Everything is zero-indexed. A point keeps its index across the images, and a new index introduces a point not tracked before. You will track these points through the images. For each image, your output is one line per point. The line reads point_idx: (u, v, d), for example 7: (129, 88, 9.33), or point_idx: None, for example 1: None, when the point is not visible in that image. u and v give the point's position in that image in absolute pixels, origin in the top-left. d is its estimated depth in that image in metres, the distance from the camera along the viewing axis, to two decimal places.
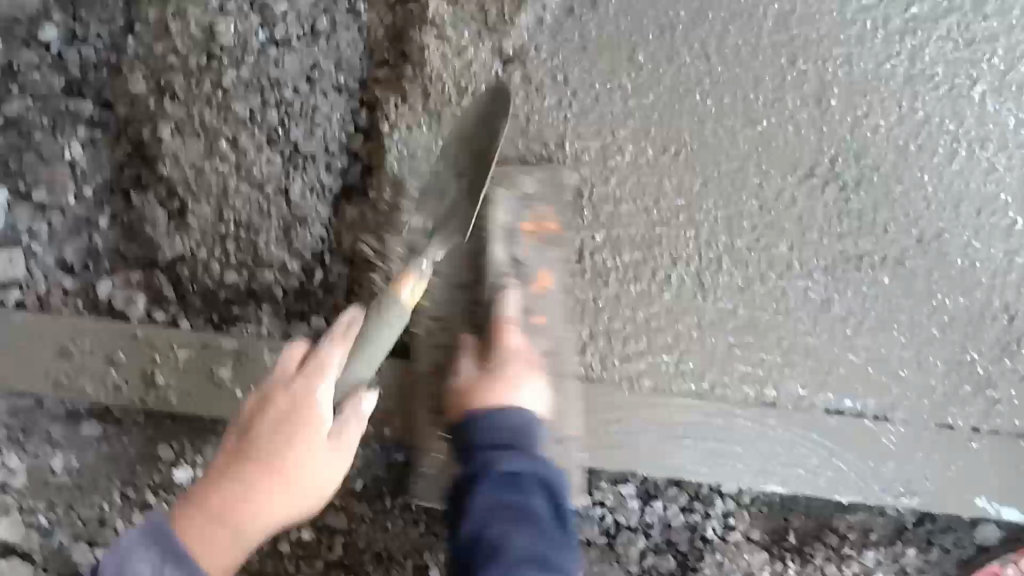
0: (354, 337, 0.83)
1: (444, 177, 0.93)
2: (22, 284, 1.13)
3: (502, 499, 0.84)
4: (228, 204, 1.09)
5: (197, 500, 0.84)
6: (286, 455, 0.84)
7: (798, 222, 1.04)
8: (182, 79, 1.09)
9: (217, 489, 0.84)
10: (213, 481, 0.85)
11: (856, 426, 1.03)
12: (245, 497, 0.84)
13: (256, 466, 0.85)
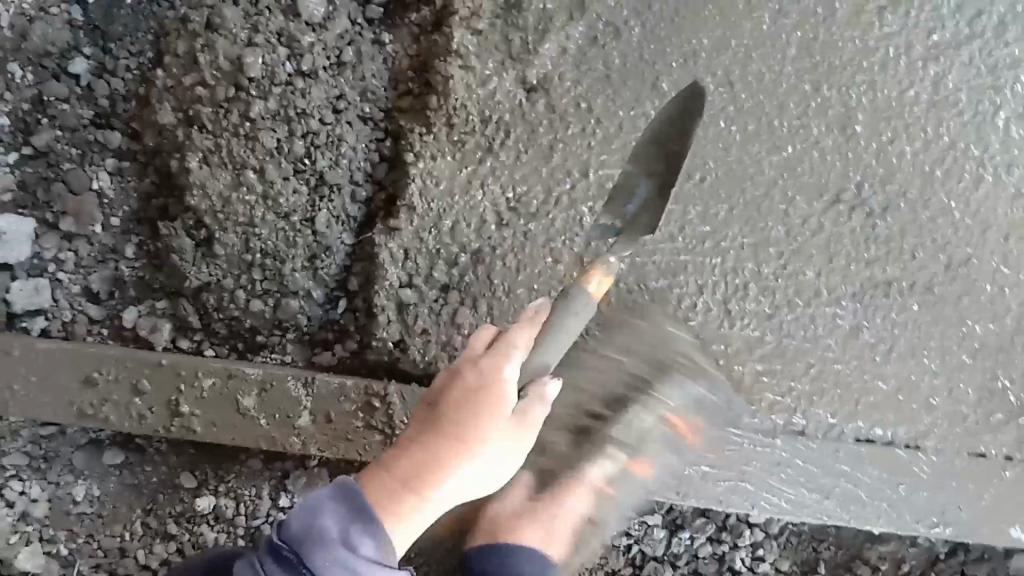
0: (543, 323, 0.81)
1: (634, 176, 0.91)
2: (49, 312, 1.15)
3: None
4: (254, 233, 1.08)
5: (383, 474, 0.78)
6: (475, 430, 0.77)
7: (825, 249, 1.04)
8: (210, 110, 1.08)
9: (408, 464, 0.78)
10: (403, 452, 0.79)
11: (883, 453, 1.02)
12: (427, 475, 0.77)
13: (440, 440, 0.78)
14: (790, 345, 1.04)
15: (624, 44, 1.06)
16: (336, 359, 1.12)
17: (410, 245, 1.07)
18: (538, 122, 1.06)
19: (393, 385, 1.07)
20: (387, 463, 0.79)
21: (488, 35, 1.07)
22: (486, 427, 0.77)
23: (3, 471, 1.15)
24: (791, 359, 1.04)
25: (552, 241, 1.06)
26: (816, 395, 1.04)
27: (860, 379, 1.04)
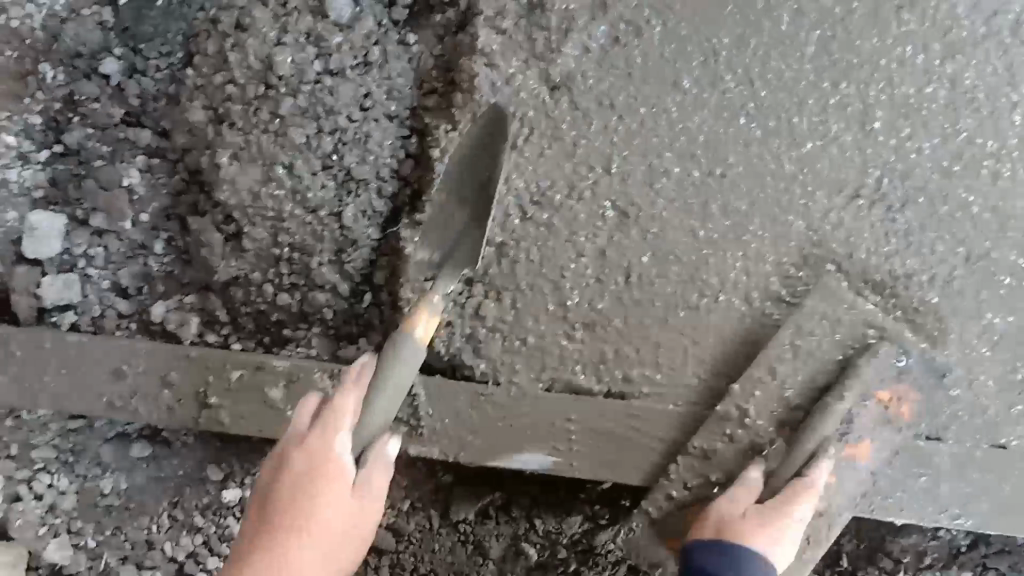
0: (368, 383, 0.83)
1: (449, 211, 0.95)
2: (79, 307, 1.17)
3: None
4: (282, 227, 1.11)
5: (766, 518, 0.89)
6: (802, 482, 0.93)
7: (845, 242, 1.05)
8: (241, 108, 1.11)
9: (779, 511, 0.89)
10: (775, 505, 0.90)
11: (907, 419, 1.00)
12: (782, 509, 0.89)
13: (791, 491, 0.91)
14: (818, 348, 1.01)
15: (646, 44, 1.08)
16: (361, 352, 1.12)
17: None
18: (562, 120, 1.08)
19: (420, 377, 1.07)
20: (765, 508, 0.90)
21: (512, 32, 1.09)
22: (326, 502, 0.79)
23: (32, 463, 1.17)
24: (809, 356, 1.01)
25: (574, 234, 1.07)
26: (829, 388, 1.00)
27: (880, 369, 1.00)
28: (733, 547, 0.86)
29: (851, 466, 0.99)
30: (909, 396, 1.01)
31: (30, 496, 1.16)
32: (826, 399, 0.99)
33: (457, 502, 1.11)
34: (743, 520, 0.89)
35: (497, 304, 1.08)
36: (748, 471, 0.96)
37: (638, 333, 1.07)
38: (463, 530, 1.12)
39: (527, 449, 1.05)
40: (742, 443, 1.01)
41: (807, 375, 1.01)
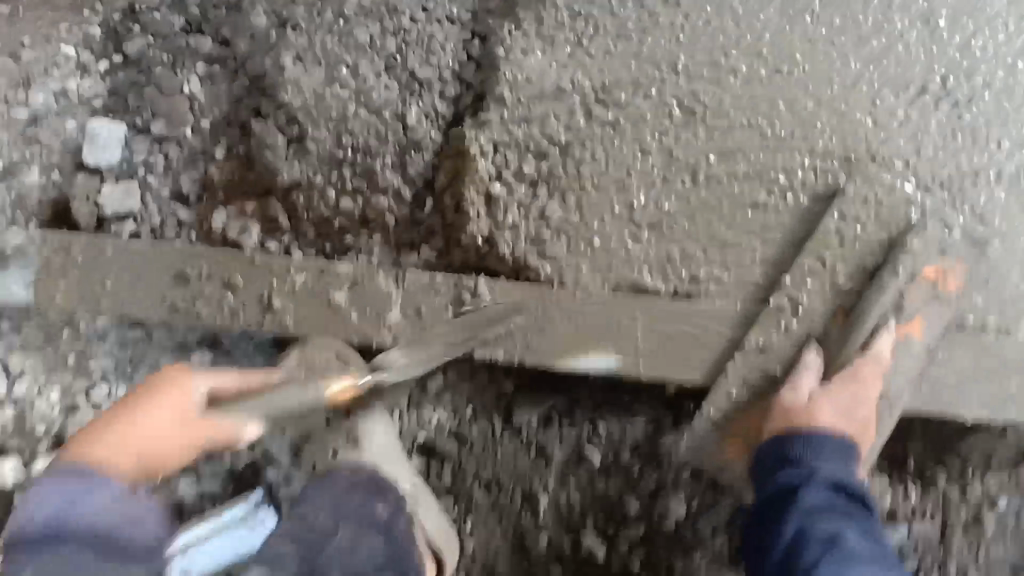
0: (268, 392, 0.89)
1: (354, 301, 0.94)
2: (138, 216, 1.18)
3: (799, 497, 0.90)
4: (346, 128, 1.11)
5: (836, 402, 0.97)
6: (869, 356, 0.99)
7: (912, 139, 1.04)
8: (305, 10, 1.12)
9: (854, 389, 0.97)
10: (839, 388, 0.98)
11: (953, 291, 1.01)
12: (861, 389, 0.97)
13: (859, 371, 0.98)
14: (865, 234, 1.02)
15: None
16: (423, 261, 1.13)
17: (498, 138, 1.09)
18: (626, 19, 1.08)
19: (484, 279, 1.09)
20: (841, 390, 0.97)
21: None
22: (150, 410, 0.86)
23: (90, 373, 1.20)
24: (857, 242, 1.02)
25: (639, 133, 1.07)
26: (880, 268, 1.01)
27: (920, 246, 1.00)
28: (815, 435, 0.94)
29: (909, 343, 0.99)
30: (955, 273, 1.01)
31: (87, 405, 1.19)
32: (878, 280, 1.00)
33: (522, 406, 1.12)
34: (816, 406, 0.96)
35: (562, 204, 1.08)
36: (808, 356, 1.01)
37: (704, 230, 1.07)
38: (528, 435, 1.12)
39: (592, 347, 1.06)
40: (798, 335, 1.02)
41: (854, 262, 1.02)
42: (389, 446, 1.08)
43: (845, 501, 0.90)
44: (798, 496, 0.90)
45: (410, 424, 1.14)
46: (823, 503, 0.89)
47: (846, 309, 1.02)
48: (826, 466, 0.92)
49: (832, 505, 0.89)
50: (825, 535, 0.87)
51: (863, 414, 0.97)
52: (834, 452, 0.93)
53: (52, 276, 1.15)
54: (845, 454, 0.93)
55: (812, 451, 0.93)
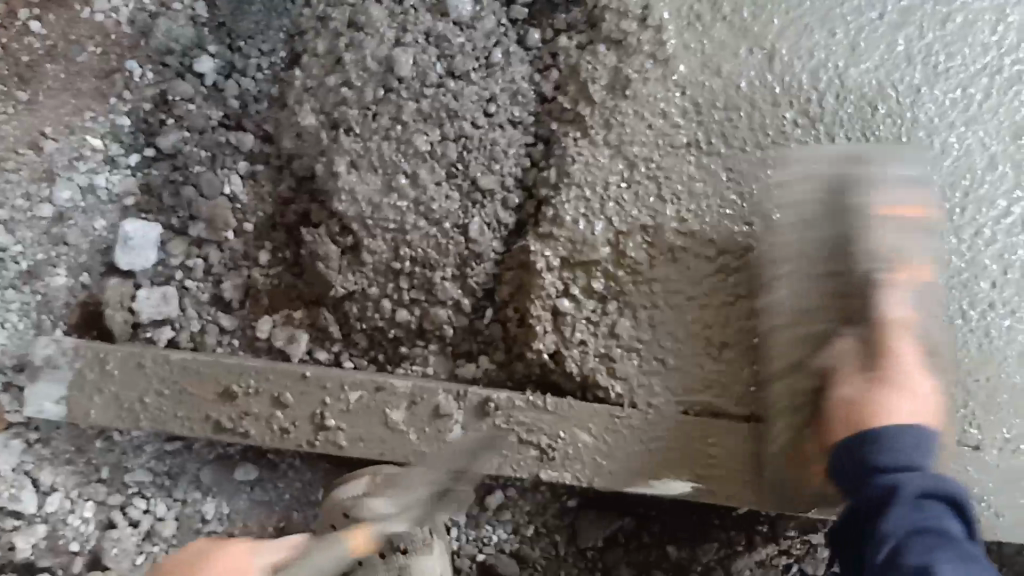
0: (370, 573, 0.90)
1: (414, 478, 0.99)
2: (176, 322, 1.12)
3: (924, 530, 0.76)
4: (404, 240, 1.06)
5: (864, 404, 0.91)
6: (883, 310, 0.94)
7: (999, 259, 1.01)
8: (358, 112, 1.05)
9: (902, 363, 0.93)
10: (868, 395, 0.92)
11: (921, 217, 0.97)
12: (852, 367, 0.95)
13: (887, 367, 0.93)
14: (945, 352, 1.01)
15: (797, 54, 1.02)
16: (482, 371, 1.09)
17: (564, 254, 1.03)
18: (697, 128, 1.03)
19: (548, 396, 1.04)
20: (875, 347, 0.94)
21: (633, 35, 1.03)
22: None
23: (125, 488, 1.13)
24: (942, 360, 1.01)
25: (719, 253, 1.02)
26: (962, 383, 1.01)
27: (853, 168, 0.97)
28: (898, 437, 0.85)
29: (922, 290, 0.96)
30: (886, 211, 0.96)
31: (125, 523, 1.12)
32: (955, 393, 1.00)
33: (583, 532, 1.08)
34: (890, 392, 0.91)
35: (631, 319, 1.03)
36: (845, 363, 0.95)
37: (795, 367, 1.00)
38: (592, 557, 1.09)
39: (732, 495, 1.00)
40: None
41: (802, 236, 0.98)
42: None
43: (959, 540, 0.75)
44: (886, 503, 0.79)
45: (470, 543, 1.09)
46: (891, 490, 0.80)
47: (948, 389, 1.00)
48: (915, 514, 0.77)
49: (925, 556, 0.73)
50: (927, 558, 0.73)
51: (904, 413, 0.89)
52: (925, 463, 0.84)
53: (87, 391, 1.06)
54: (921, 452, 0.84)
55: (880, 451, 0.85)
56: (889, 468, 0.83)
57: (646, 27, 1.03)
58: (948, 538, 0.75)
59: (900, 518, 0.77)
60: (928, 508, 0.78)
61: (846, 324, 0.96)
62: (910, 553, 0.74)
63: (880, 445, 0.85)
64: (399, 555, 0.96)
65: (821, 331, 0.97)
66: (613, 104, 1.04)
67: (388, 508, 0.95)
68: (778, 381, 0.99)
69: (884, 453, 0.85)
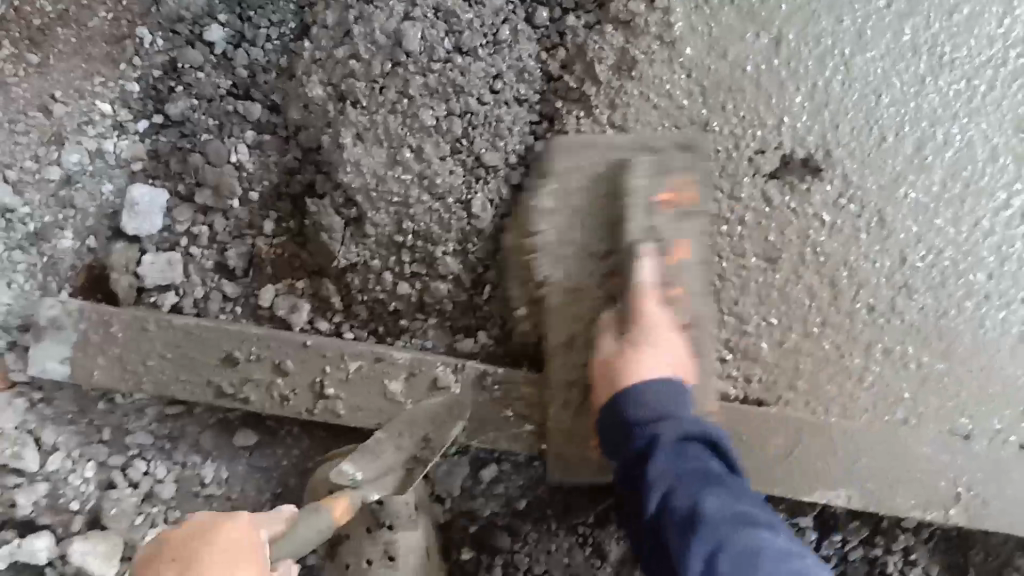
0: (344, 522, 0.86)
1: (382, 445, 0.98)
2: (180, 288, 1.13)
3: (678, 469, 0.84)
4: (407, 214, 1.07)
5: (621, 359, 0.94)
6: (635, 283, 0.95)
7: (997, 251, 1.02)
8: (365, 85, 1.06)
9: (643, 322, 0.95)
10: (624, 354, 0.94)
11: (695, 203, 0.99)
12: (616, 327, 0.97)
13: (635, 331, 0.95)
14: (937, 340, 1.02)
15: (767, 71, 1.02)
16: (481, 347, 1.10)
17: None
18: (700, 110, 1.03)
19: (546, 372, 1.05)
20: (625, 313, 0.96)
21: (641, 17, 1.04)
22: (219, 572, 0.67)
23: (127, 449, 1.15)
24: (935, 349, 1.02)
25: (719, 236, 1.03)
26: (954, 371, 1.02)
27: (681, 156, 0.99)
28: (652, 391, 0.90)
29: (681, 266, 0.98)
30: (664, 189, 0.97)
31: (125, 483, 1.14)
32: (947, 380, 1.02)
33: (573, 506, 1.10)
34: (634, 356, 0.93)
35: None
36: (605, 339, 0.97)
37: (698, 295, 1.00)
38: (582, 533, 1.11)
39: None
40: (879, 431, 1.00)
41: (574, 204, 0.99)
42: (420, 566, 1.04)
43: (705, 466, 0.84)
44: (647, 459, 0.86)
45: (461, 515, 1.12)
46: (649, 441, 0.87)
47: (937, 378, 1.02)
48: (670, 453, 0.85)
49: (693, 497, 0.81)
50: (688, 502, 0.81)
51: (650, 370, 0.92)
52: (682, 403, 0.90)
53: (90, 352, 1.07)
54: (680, 402, 0.90)
55: (632, 404, 0.90)
56: (647, 417, 0.89)
57: (654, 8, 1.04)
58: (704, 471, 0.84)
59: (665, 463, 0.84)
60: (687, 451, 0.86)
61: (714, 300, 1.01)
62: (679, 511, 0.81)
63: (631, 398, 0.90)
64: (386, 532, 1.02)
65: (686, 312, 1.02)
66: (618, 85, 1.04)
67: (353, 476, 0.93)
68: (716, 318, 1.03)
69: (635, 406, 0.89)
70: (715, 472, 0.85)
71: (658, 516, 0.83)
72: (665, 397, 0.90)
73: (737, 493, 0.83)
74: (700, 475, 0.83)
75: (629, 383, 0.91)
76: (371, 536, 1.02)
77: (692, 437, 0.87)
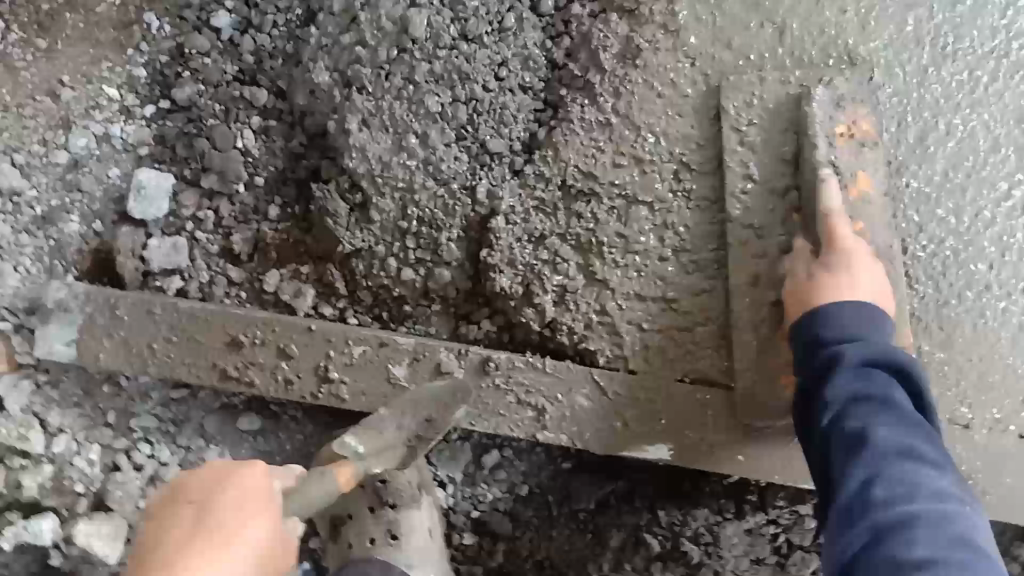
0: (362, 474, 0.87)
1: (385, 422, 0.96)
2: (186, 272, 1.14)
3: (859, 389, 0.80)
4: (412, 200, 1.07)
5: (815, 282, 0.92)
6: (824, 207, 0.95)
7: (998, 241, 1.02)
8: (371, 71, 1.06)
9: (843, 244, 0.94)
10: (814, 278, 0.93)
11: (872, 135, 1.00)
12: (812, 253, 0.97)
13: (828, 254, 0.93)
14: (936, 330, 1.02)
15: (744, 80, 1.02)
16: (484, 334, 1.11)
17: (569, 219, 1.06)
18: (703, 98, 1.04)
19: (547, 359, 1.06)
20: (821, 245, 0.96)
21: (645, 6, 1.05)
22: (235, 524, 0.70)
23: (131, 433, 1.15)
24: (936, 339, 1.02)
25: (720, 223, 1.03)
26: (954, 360, 1.02)
27: (753, 112, 1.02)
28: (835, 312, 0.88)
29: (865, 198, 0.98)
30: (845, 122, 1.00)
31: (130, 467, 1.15)
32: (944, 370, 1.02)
33: (573, 493, 1.11)
34: (819, 279, 0.92)
35: (632, 285, 1.04)
36: (798, 270, 0.95)
37: (760, 213, 1.01)
38: (583, 519, 1.12)
39: (717, 460, 1.03)
40: None
41: (766, 147, 1.01)
42: (425, 545, 1.04)
43: (888, 395, 0.80)
44: (819, 388, 0.83)
45: (464, 501, 1.13)
46: (829, 364, 0.84)
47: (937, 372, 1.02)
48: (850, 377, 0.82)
49: (867, 419, 0.77)
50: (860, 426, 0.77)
51: (849, 294, 0.90)
52: (867, 332, 0.86)
53: (97, 335, 1.08)
54: (869, 327, 0.87)
55: (821, 325, 0.88)
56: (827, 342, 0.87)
57: None
58: (884, 398, 0.79)
59: (842, 385, 0.81)
60: (875, 379, 0.81)
61: (804, 232, 0.99)
62: (848, 436, 0.78)
63: (819, 321, 0.88)
64: (389, 510, 1.04)
65: (778, 241, 1.00)
66: (622, 74, 1.05)
67: (355, 447, 0.90)
68: (714, 307, 1.03)
69: (823, 326, 0.88)
70: (893, 399, 0.79)
71: (829, 433, 0.80)
72: (845, 316, 0.88)
73: (906, 423, 0.77)
74: (882, 404, 0.79)
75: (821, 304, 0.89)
76: (375, 514, 1.04)
77: (877, 361, 0.82)
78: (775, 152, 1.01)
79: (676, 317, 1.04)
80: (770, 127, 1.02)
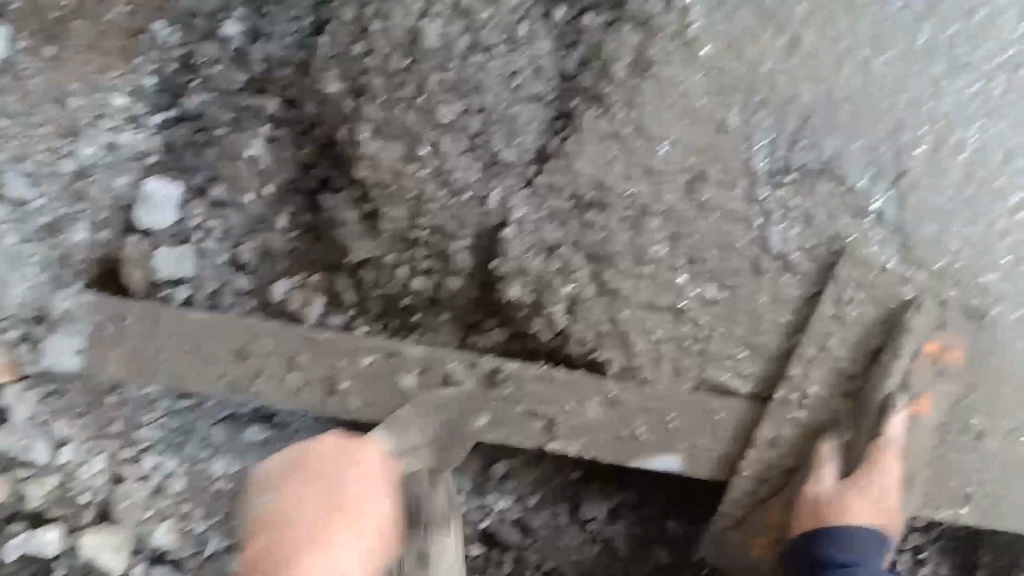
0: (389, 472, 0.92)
1: (405, 420, 1.02)
2: (192, 282, 1.12)
3: (852, 562, 0.91)
4: (423, 211, 1.08)
5: (845, 492, 0.94)
6: (876, 443, 0.96)
7: (1012, 252, 1.02)
8: (383, 80, 1.06)
9: (879, 481, 0.94)
10: (842, 492, 0.94)
11: (960, 362, 1.00)
12: (850, 460, 0.97)
13: (868, 468, 0.95)
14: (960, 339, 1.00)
15: (864, 263, 1.01)
16: (494, 343, 1.11)
17: (580, 229, 1.05)
18: (713, 109, 1.04)
19: (558, 368, 1.05)
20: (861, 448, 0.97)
21: (658, 16, 1.04)
22: (373, 495, 0.87)
23: (135, 444, 1.14)
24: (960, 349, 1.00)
25: (733, 233, 1.03)
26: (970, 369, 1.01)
27: (848, 274, 1.01)
28: (848, 533, 0.92)
29: (921, 420, 0.98)
30: (935, 336, 0.99)
31: (134, 477, 1.13)
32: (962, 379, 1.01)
33: (584, 500, 1.11)
34: (853, 499, 0.94)
35: (639, 293, 1.04)
36: (827, 462, 0.97)
37: (816, 384, 1.00)
38: (593, 529, 1.11)
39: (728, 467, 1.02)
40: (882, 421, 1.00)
41: (851, 343, 1.00)
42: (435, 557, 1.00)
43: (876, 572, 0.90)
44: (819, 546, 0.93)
45: (474, 509, 1.11)
46: None
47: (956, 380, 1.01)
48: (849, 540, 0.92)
49: None
50: None
51: (867, 519, 0.93)
52: (886, 509, 0.95)
53: (104, 345, 1.07)
54: (874, 561, 0.92)
55: (834, 547, 0.92)
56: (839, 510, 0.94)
57: (671, 8, 1.04)
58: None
59: (838, 554, 0.91)
60: (871, 557, 0.92)
61: (847, 422, 0.98)
62: None
63: (836, 540, 0.92)
64: None
65: (818, 424, 0.99)
66: (633, 85, 1.05)
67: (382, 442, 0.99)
68: (724, 314, 1.04)
69: (835, 549, 0.92)
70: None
71: None
72: (859, 543, 0.92)
73: None
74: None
75: (838, 523, 0.93)
76: None
77: (875, 534, 0.93)
78: (844, 363, 1.00)
79: (685, 325, 1.04)
80: (864, 313, 1.00)
